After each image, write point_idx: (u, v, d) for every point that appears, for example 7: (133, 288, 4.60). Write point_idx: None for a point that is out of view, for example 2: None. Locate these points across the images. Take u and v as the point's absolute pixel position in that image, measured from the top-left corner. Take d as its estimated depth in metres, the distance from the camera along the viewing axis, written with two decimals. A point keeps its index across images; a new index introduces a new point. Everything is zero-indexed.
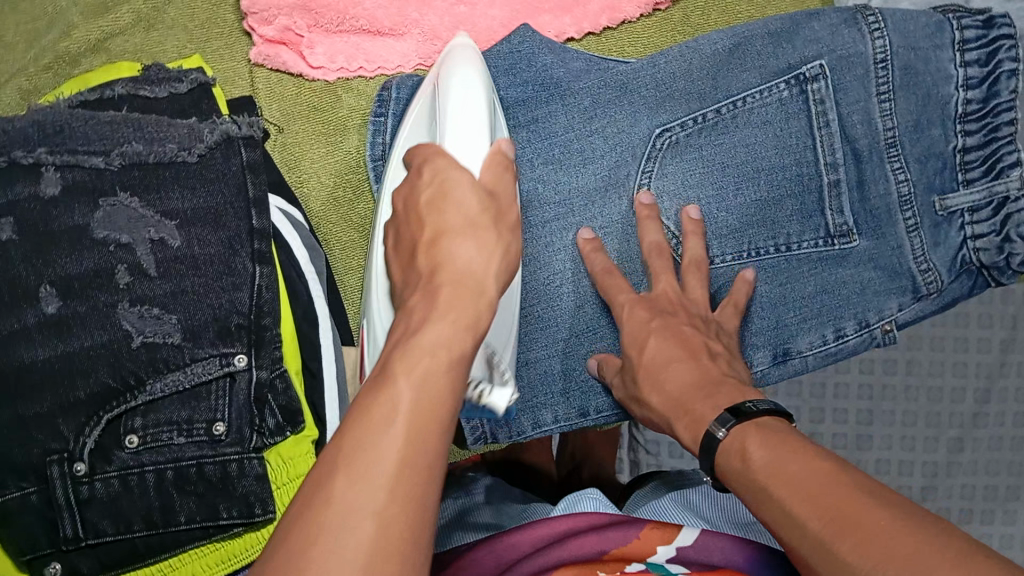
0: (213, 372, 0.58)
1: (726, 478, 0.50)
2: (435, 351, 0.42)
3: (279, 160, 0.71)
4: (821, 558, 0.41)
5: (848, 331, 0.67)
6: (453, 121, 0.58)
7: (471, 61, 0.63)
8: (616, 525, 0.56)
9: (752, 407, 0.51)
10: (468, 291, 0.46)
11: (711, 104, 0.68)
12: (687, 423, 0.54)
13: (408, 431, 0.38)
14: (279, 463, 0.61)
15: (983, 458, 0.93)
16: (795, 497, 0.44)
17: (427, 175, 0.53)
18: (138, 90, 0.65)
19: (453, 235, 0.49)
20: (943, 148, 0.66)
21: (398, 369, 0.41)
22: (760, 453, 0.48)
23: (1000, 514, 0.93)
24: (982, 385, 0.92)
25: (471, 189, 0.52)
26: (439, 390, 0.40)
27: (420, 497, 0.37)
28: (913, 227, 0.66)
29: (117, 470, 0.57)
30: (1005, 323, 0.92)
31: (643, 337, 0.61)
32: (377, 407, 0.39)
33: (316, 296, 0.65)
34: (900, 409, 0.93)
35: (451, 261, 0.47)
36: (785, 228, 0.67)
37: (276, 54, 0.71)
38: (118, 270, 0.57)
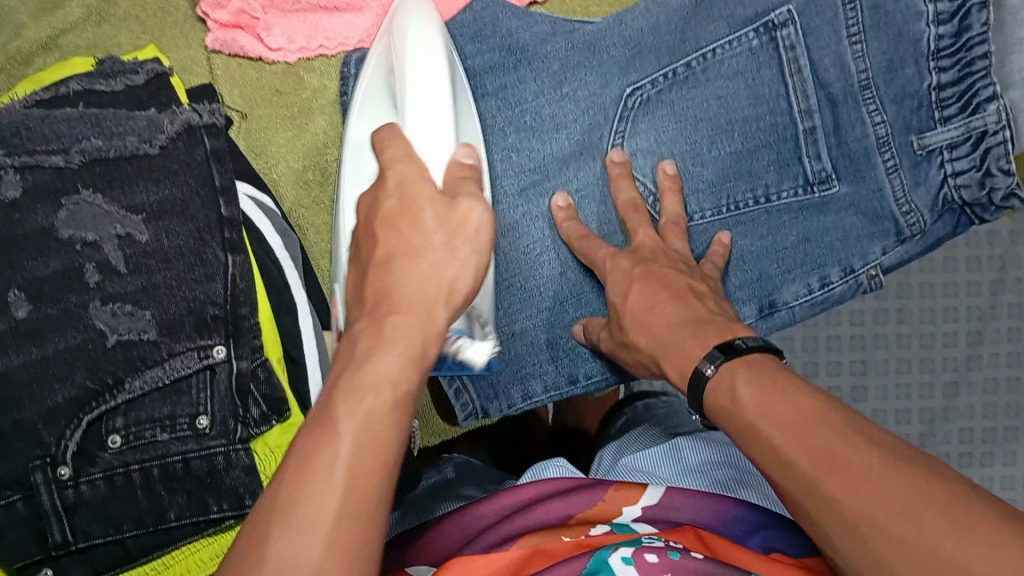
0: (192, 366, 0.57)
1: (713, 415, 0.50)
2: (380, 391, 0.42)
3: (245, 147, 0.69)
4: (811, 500, 0.42)
5: (833, 278, 0.66)
6: (413, 108, 0.57)
7: (422, 41, 0.59)
8: (580, 488, 0.59)
9: (742, 344, 0.50)
10: (416, 317, 0.46)
11: (681, 58, 0.67)
12: (675, 360, 0.54)
13: (347, 486, 0.38)
14: (266, 453, 0.61)
15: (980, 401, 0.93)
16: (784, 440, 0.43)
17: (389, 185, 0.52)
18: (94, 85, 0.63)
19: (409, 257, 0.48)
20: (918, 87, 0.63)
21: (342, 411, 0.41)
22: (748, 392, 0.47)
23: (1000, 455, 0.93)
24: (974, 328, 0.93)
25: (430, 203, 0.50)
26: (382, 434, 0.41)
27: (361, 543, 0.38)
28: (893, 168, 0.65)
29: (102, 472, 0.55)
30: (993, 264, 0.92)
31: (626, 284, 0.60)
32: (318, 451, 0.39)
33: (293, 283, 0.64)
34: (894, 357, 0.92)
35: (404, 283, 0.47)
36: (762, 180, 0.66)
37: (232, 38, 0.70)
38: (86, 269, 0.56)
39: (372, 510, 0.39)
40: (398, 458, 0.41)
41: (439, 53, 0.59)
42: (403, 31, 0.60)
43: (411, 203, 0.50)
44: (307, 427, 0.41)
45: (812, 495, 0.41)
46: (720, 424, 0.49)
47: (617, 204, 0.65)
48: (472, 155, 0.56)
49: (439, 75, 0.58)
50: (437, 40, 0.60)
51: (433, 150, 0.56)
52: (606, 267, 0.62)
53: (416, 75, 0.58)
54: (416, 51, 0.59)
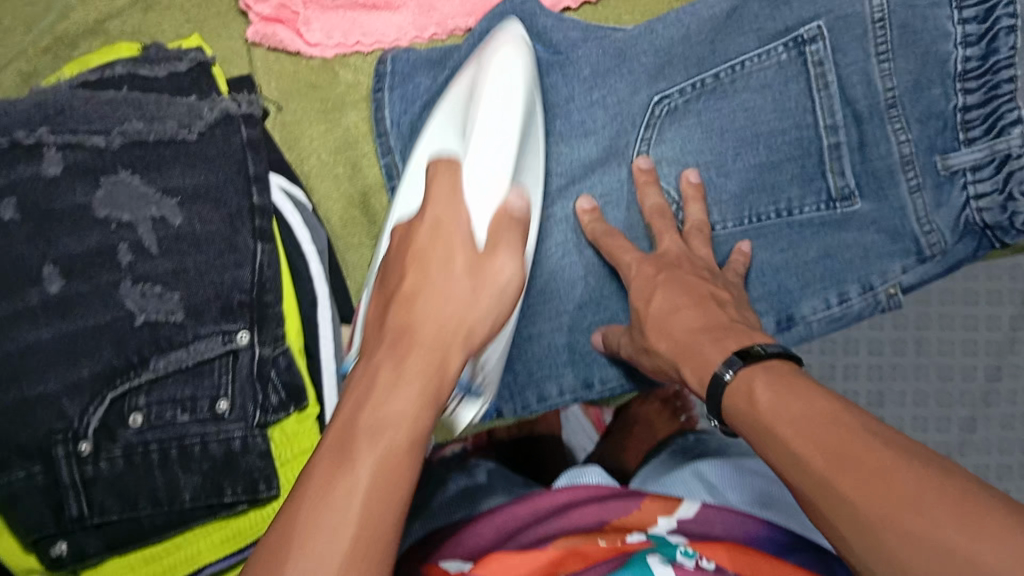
0: (216, 350, 0.58)
1: (733, 418, 0.50)
2: (402, 424, 0.44)
3: (279, 139, 0.70)
4: (826, 499, 0.41)
5: (852, 294, 0.66)
6: (478, 139, 0.59)
7: (506, 74, 0.62)
8: (616, 497, 0.64)
9: (761, 350, 0.50)
10: (438, 353, 0.48)
11: (709, 69, 0.68)
12: (692, 366, 0.54)
13: (367, 502, 0.40)
14: (283, 440, 0.61)
15: (996, 436, 0.95)
16: (799, 440, 0.43)
17: (424, 225, 0.55)
18: (138, 70, 0.64)
19: (431, 293, 0.51)
20: (944, 107, 0.64)
21: (364, 444, 0.42)
22: (766, 395, 0.47)
23: (1016, 493, 0.94)
24: (992, 363, 0.95)
25: (464, 252, 0.53)
26: (401, 466, 0.42)
27: (380, 547, 0.40)
28: (915, 187, 0.65)
29: (122, 449, 0.56)
30: (1015, 300, 0.95)
31: (650, 290, 0.60)
32: (341, 476, 0.41)
33: (315, 275, 0.64)
34: (910, 388, 0.95)
35: (427, 320, 0.50)
36: (785, 193, 0.67)
37: (271, 32, 0.70)
38: (120, 249, 0.58)
39: (383, 529, 0.40)
40: (411, 492, 0.43)
41: (521, 94, 0.62)
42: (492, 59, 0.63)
43: (443, 237, 0.54)
44: (329, 449, 0.43)
45: (827, 493, 0.40)
46: (740, 432, 0.49)
47: (644, 210, 0.66)
48: (522, 201, 0.58)
49: (511, 113, 0.61)
50: (521, 86, 0.63)
51: (487, 188, 0.57)
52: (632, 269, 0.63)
53: (492, 104, 0.61)
54: (496, 86, 0.62)
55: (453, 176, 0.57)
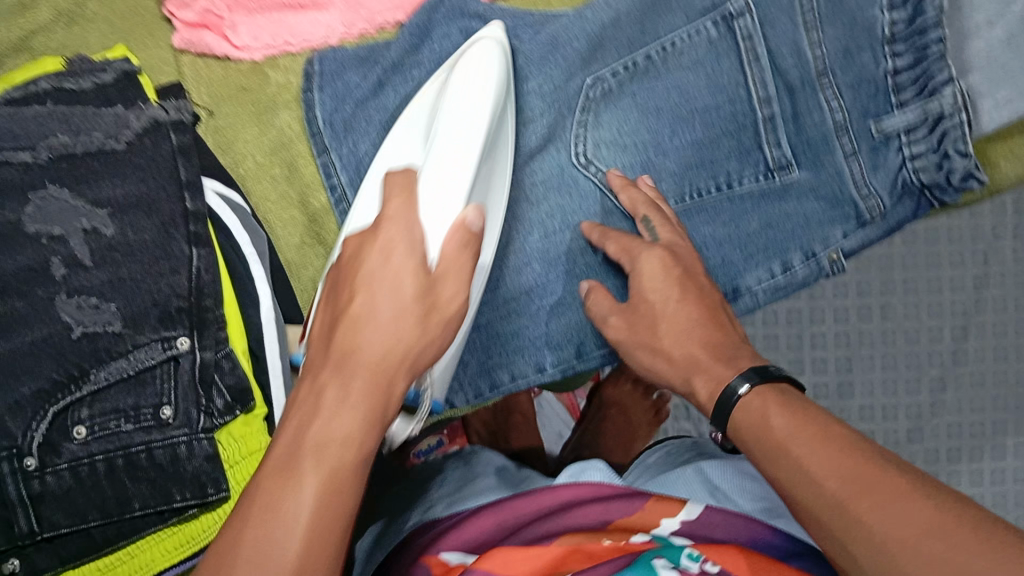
0: (156, 357, 0.57)
1: (739, 433, 0.53)
2: (346, 447, 0.47)
3: (211, 143, 0.68)
4: (840, 521, 0.45)
5: (795, 263, 0.67)
6: (438, 151, 0.58)
7: (468, 85, 0.61)
8: (620, 497, 0.66)
9: (774, 371, 0.54)
10: (380, 382, 0.50)
11: (641, 49, 0.67)
12: (704, 377, 0.57)
13: (307, 534, 0.44)
14: (231, 441, 0.61)
15: (967, 396, 0.99)
16: (817, 463, 0.47)
17: (377, 242, 0.54)
18: (63, 83, 0.63)
19: (376, 323, 0.51)
20: (874, 73, 0.65)
21: (309, 471, 0.46)
22: (781, 419, 0.51)
23: (989, 449, 0.99)
24: (958, 323, 0.99)
25: (412, 274, 0.52)
26: (336, 508, 0.46)
27: (320, 557, 0.45)
28: (851, 152, 0.66)
29: (67, 463, 0.55)
30: (977, 259, 0.99)
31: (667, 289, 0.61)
32: (285, 504, 0.45)
33: (258, 277, 0.63)
34: (879, 354, 0.99)
35: (369, 348, 0.50)
36: (724, 167, 0.67)
37: (199, 38, 0.69)
38: (53, 263, 0.56)
39: (328, 547, 0.45)
40: (347, 520, 0.47)
41: (489, 97, 0.61)
42: (461, 70, 0.62)
43: (394, 262, 0.53)
44: (272, 471, 0.46)
45: (844, 515, 0.45)
46: (745, 445, 0.53)
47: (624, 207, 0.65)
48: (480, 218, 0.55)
49: (477, 125, 0.59)
50: (488, 96, 0.61)
51: (443, 207, 0.56)
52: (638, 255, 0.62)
53: (451, 117, 0.59)
54: (458, 99, 0.60)
55: (405, 224, 0.54)
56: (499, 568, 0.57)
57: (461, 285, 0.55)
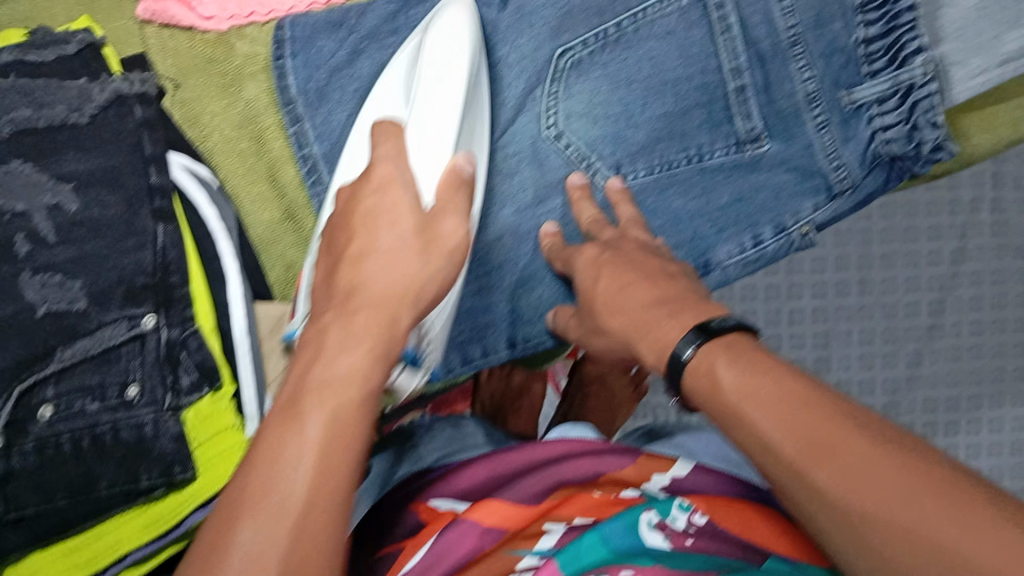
0: (122, 335, 0.57)
1: (697, 395, 0.48)
2: (347, 388, 0.45)
3: (178, 116, 0.66)
4: (807, 489, 0.42)
5: (766, 236, 0.68)
6: (420, 111, 0.58)
7: (447, 45, 0.60)
8: (612, 452, 0.64)
9: (719, 325, 0.49)
10: (383, 315, 0.48)
11: (611, 18, 0.66)
12: (649, 342, 0.53)
13: (313, 483, 0.42)
14: (200, 420, 0.60)
15: (943, 369, 1.00)
16: (771, 422, 0.43)
17: (373, 181, 0.53)
18: (26, 55, 0.61)
19: (378, 255, 0.50)
20: (846, 42, 0.65)
21: (311, 408, 0.44)
22: (730, 374, 0.46)
23: (965, 423, 1.00)
24: (936, 296, 0.99)
25: (412, 208, 0.52)
26: (345, 433, 0.44)
27: (336, 481, 0.43)
28: (822, 124, 0.66)
29: (33, 443, 0.55)
30: (954, 233, 0.99)
31: (595, 271, 0.60)
32: (288, 443, 0.43)
33: (225, 254, 0.62)
34: (857, 328, 0.99)
35: (369, 281, 0.49)
36: (695, 139, 0.67)
37: (163, 8, 0.67)
38: (17, 239, 0.55)
39: (341, 480, 0.43)
40: (358, 460, 0.45)
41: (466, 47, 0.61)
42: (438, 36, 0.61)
43: (389, 200, 0.52)
44: (275, 422, 0.44)
45: (804, 482, 0.42)
46: (702, 407, 0.48)
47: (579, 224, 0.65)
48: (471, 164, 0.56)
49: (455, 91, 0.59)
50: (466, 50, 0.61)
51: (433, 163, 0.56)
52: (576, 261, 0.63)
53: (433, 78, 0.60)
54: (434, 65, 0.60)
55: (398, 142, 0.54)
56: (488, 516, 0.57)
57: (462, 223, 0.53)
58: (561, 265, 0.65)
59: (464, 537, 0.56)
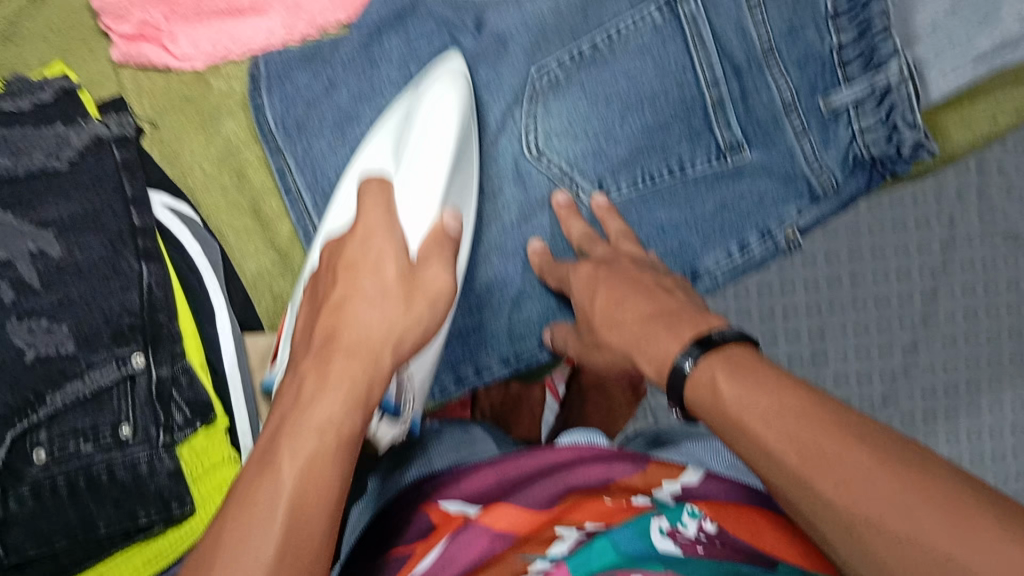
0: (113, 377, 0.56)
1: (698, 409, 0.49)
2: (323, 433, 0.47)
3: (158, 156, 0.66)
4: (809, 500, 0.43)
5: (752, 242, 0.68)
6: (409, 161, 0.60)
7: (440, 100, 0.61)
8: (624, 459, 0.63)
9: (719, 335, 0.49)
10: (366, 355, 0.51)
11: (586, 38, 0.67)
12: (648, 356, 0.53)
13: (285, 518, 0.43)
14: (194, 455, 0.60)
15: (940, 356, 1.00)
16: (770, 436, 0.44)
17: (357, 234, 0.57)
18: (1, 104, 0.61)
19: (358, 303, 0.54)
20: (819, 49, 0.65)
21: (286, 455, 0.45)
22: (730, 389, 0.47)
23: (965, 408, 0.99)
24: (928, 286, 1.00)
25: (394, 259, 0.56)
26: (320, 478, 0.45)
27: (312, 525, 0.44)
28: (801, 130, 0.66)
29: (28, 488, 0.54)
30: (942, 221, 1.00)
31: (592, 288, 0.60)
32: (262, 491, 0.44)
33: (214, 289, 0.63)
34: (851, 321, 1.00)
35: (354, 326, 0.52)
36: (676, 151, 0.67)
37: (138, 51, 0.68)
38: (0, 288, 0.54)
39: (314, 522, 0.44)
40: (332, 502, 0.46)
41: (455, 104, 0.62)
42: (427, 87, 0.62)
43: (372, 248, 0.56)
44: (251, 470, 0.46)
45: (806, 493, 0.43)
46: (704, 418, 0.49)
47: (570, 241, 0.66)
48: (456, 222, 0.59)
49: (443, 140, 0.61)
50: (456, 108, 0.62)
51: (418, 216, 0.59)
52: (572, 277, 0.62)
53: (423, 124, 0.61)
54: (430, 117, 0.61)
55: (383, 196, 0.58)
56: (498, 521, 0.57)
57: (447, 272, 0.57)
58: (555, 280, 0.65)
59: (472, 543, 0.56)
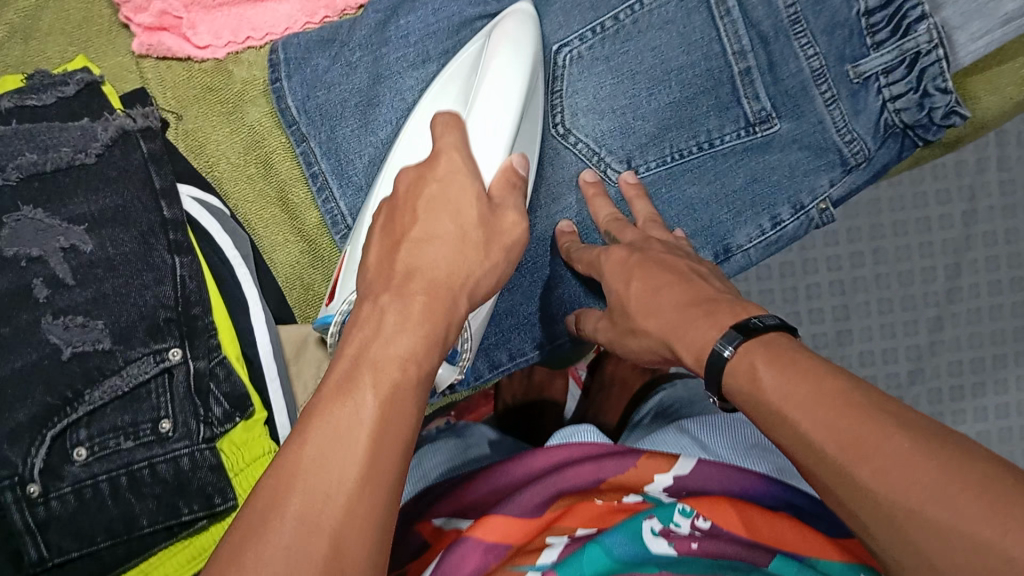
0: (150, 371, 0.56)
1: (735, 397, 0.49)
2: (405, 366, 0.44)
3: (184, 148, 0.67)
4: (847, 487, 0.41)
5: (784, 216, 0.68)
6: (481, 105, 0.57)
7: (519, 46, 0.60)
8: (613, 455, 0.62)
9: (758, 323, 0.49)
10: (441, 301, 0.48)
11: (608, 12, 0.66)
12: (686, 344, 0.53)
13: (370, 445, 0.41)
14: (233, 450, 0.60)
15: (965, 332, 0.99)
16: (809, 421, 0.43)
17: (437, 168, 0.53)
18: (26, 101, 0.61)
19: (438, 243, 0.50)
20: (847, 15, 0.64)
21: (369, 382, 0.43)
22: (770, 375, 0.46)
23: (992, 384, 0.99)
24: (951, 261, 0.99)
25: (476, 199, 0.52)
26: (400, 413, 0.43)
27: (389, 461, 0.41)
28: (831, 99, 0.65)
29: (71, 485, 0.54)
30: (963, 195, 0.98)
31: (627, 274, 0.59)
32: (343, 412, 0.41)
33: (244, 279, 0.62)
34: (874, 299, 0.99)
35: (428, 266, 0.49)
36: (704, 125, 0.66)
37: (158, 41, 0.66)
38: (35, 285, 0.55)
39: (395, 448, 0.42)
40: (410, 431, 0.43)
41: (529, 52, 0.60)
42: (507, 31, 0.61)
43: (449, 183, 0.52)
44: (329, 392, 0.43)
45: (845, 480, 0.41)
46: (742, 406, 0.48)
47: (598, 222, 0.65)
48: (525, 167, 0.57)
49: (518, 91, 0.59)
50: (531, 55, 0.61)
51: (491, 152, 0.56)
52: (603, 261, 0.62)
53: (503, 63, 0.59)
54: (508, 59, 0.59)
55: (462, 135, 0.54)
56: (491, 533, 0.56)
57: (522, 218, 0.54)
58: (583, 265, 0.64)
59: (469, 556, 0.56)
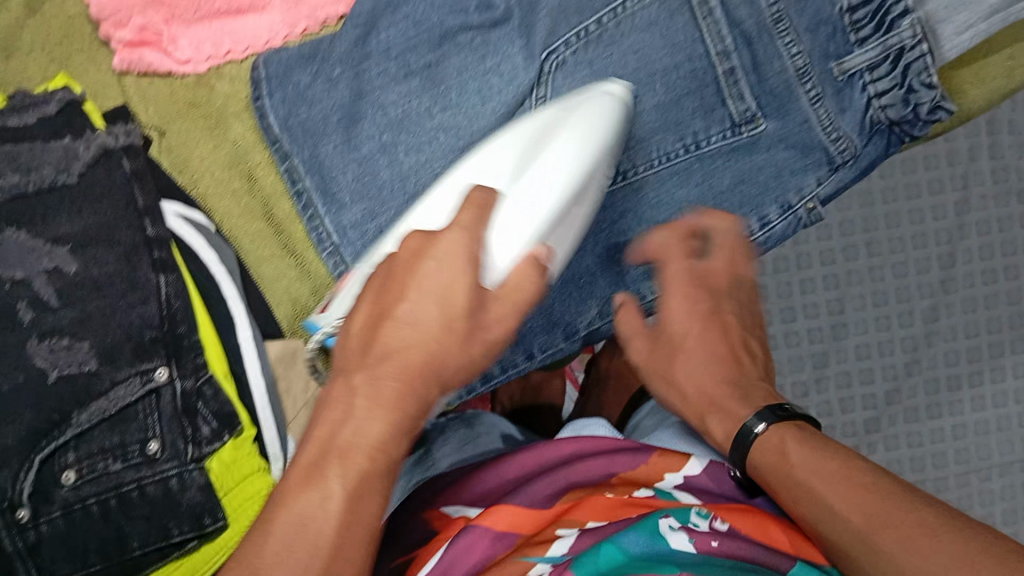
0: (136, 393, 0.56)
1: (758, 469, 0.55)
2: (373, 457, 0.46)
3: (167, 165, 0.66)
4: (865, 551, 0.48)
5: (772, 216, 0.68)
6: (518, 192, 0.54)
7: (586, 137, 0.57)
8: (625, 450, 0.62)
9: (788, 408, 0.57)
10: (416, 393, 0.47)
11: (592, 15, 0.65)
12: (719, 416, 0.59)
13: (332, 544, 0.44)
14: (223, 469, 0.59)
15: (960, 321, 0.99)
16: (834, 494, 0.50)
17: (438, 246, 0.48)
18: (6, 120, 0.59)
19: (419, 330, 0.47)
20: (830, 12, 0.64)
21: (335, 475, 0.45)
22: (800, 453, 0.53)
23: (989, 373, 0.99)
24: (945, 250, 0.98)
25: (468, 284, 0.47)
26: (363, 509, 0.45)
27: (353, 554, 0.45)
28: (816, 98, 0.65)
29: (61, 510, 0.54)
30: (957, 184, 0.98)
31: (691, 326, 0.63)
32: (309, 500, 0.44)
33: (229, 295, 0.61)
34: (869, 291, 0.98)
35: (406, 352, 0.47)
36: (690, 127, 0.66)
37: (138, 57, 0.66)
38: (19, 307, 0.54)
39: (356, 550, 0.45)
40: (376, 521, 0.46)
41: (592, 145, 0.57)
42: (577, 119, 0.58)
43: (445, 253, 0.48)
44: (298, 476, 0.46)
45: (862, 542, 0.48)
46: (766, 480, 0.55)
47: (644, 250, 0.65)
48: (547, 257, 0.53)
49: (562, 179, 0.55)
50: (597, 146, 0.57)
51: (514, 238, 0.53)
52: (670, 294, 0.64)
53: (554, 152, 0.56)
54: (560, 149, 0.56)
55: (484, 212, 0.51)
56: (500, 522, 0.56)
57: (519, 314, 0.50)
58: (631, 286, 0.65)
59: (476, 543, 0.55)
